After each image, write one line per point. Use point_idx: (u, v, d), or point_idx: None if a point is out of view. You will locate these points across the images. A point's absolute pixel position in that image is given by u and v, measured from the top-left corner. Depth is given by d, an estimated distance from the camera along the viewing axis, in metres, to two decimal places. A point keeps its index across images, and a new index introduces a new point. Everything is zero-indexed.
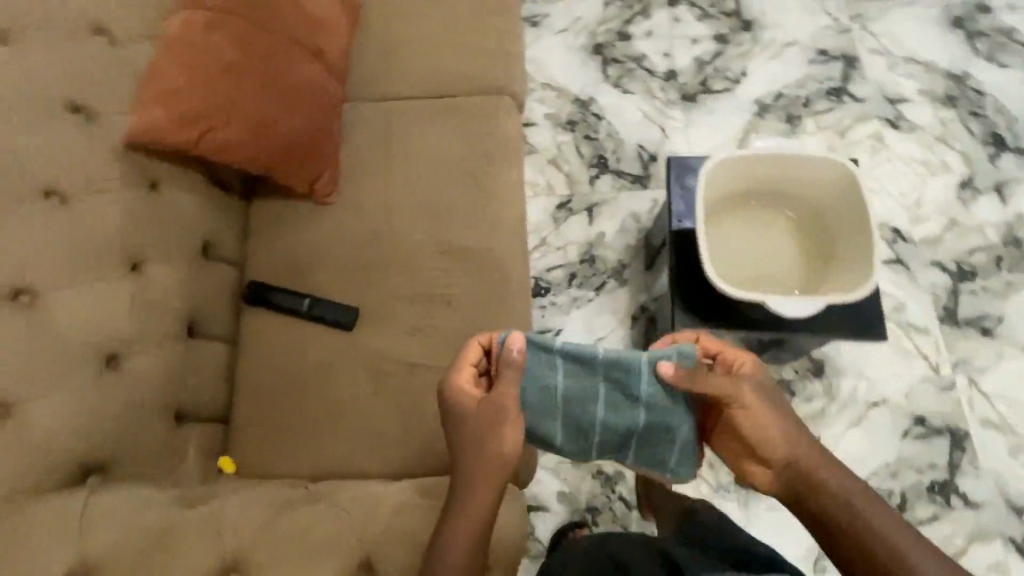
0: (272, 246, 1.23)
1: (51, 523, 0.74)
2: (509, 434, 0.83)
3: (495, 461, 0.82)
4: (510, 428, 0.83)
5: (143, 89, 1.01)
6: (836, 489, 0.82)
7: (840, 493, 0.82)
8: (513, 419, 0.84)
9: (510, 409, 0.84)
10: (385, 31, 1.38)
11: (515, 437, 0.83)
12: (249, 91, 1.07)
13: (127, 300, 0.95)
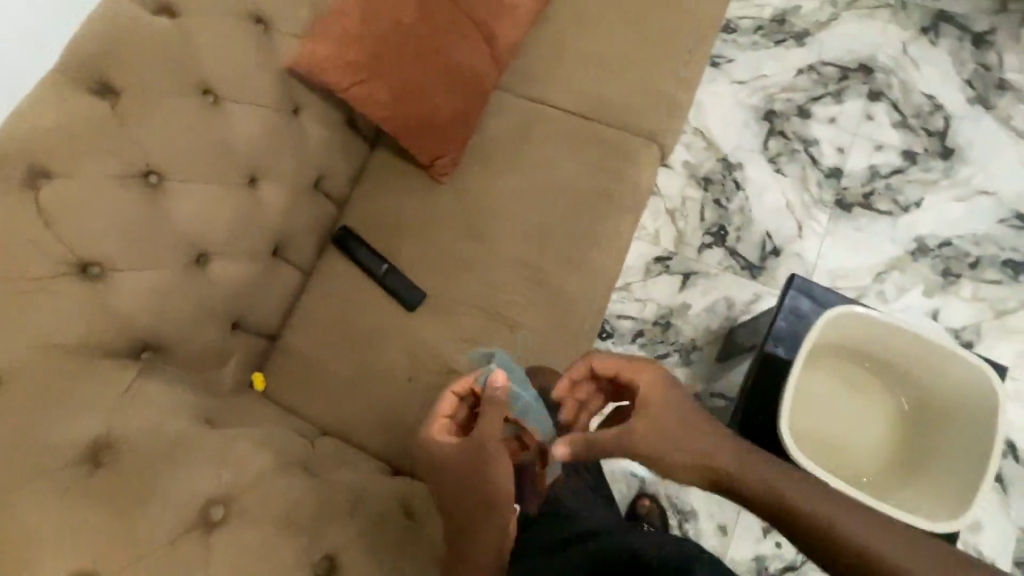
0: (375, 200, 1.26)
1: (97, 389, 0.80)
2: (501, 469, 0.81)
3: (481, 496, 0.81)
4: (495, 464, 0.81)
5: (322, 20, 1.03)
6: (796, 503, 0.67)
7: (863, 529, 0.65)
8: (499, 457, 0.82)
9: (494, 449, 0.82)
10: (563, 34, 1.34)
11: (507, 469, 0.81)
12: (413, 58, 1.08)
13: (234, 210, 1.01)
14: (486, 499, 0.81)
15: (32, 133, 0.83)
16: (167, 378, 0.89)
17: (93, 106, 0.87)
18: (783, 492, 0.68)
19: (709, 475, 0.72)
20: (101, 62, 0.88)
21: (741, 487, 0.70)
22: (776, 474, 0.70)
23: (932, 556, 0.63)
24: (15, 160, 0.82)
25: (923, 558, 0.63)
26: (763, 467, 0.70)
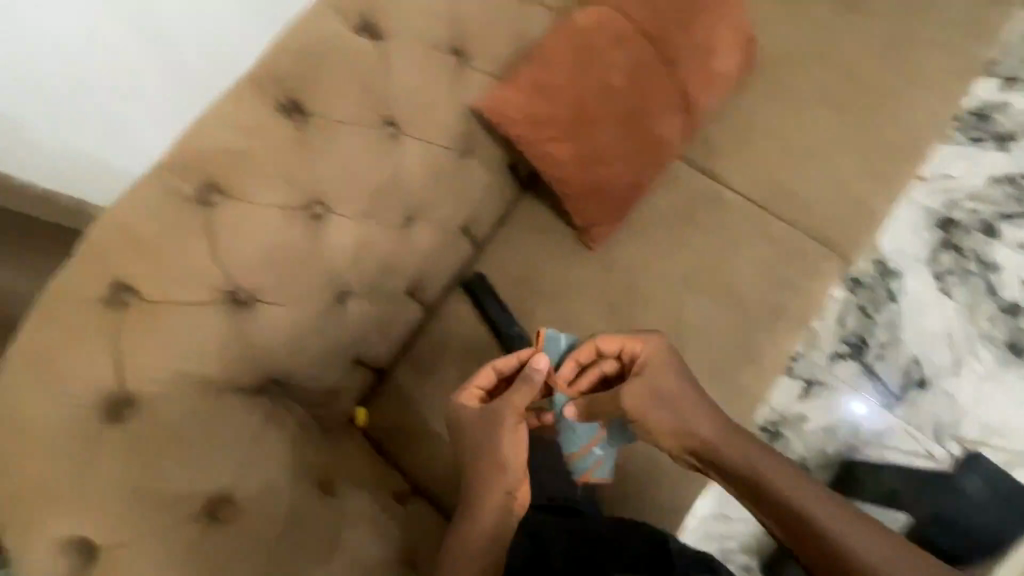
0: (516, 251, 1.17)
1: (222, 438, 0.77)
2: (516, 442, 0.83)
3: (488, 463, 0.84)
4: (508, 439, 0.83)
5: (523, 66, 0.93)
6: (788, 502, 0.74)
7: (797, 499, 0.74)
8: (515, 431, 0.83)
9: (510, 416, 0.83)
10: (759, 111, 1.19)
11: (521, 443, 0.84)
12: (607, 122, 0.97)
13: (385, 252, 0.94)
14: (492, 461, 0.84)
15: (217, 147, 0.79)
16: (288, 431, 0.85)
17: (278, 126, 0.81)
18: (767, 483, 0.75)
19: (692, 445, 0.78)
20: (296, 79, 0.82)
21: (719, 456, 0.77)
22: (776, 470, 0.76)
23: (840, 521, 0.72)
24: (196, 174, 0.79)
25: (844, 525, 0.72)
26: (726, 442, 0.77)
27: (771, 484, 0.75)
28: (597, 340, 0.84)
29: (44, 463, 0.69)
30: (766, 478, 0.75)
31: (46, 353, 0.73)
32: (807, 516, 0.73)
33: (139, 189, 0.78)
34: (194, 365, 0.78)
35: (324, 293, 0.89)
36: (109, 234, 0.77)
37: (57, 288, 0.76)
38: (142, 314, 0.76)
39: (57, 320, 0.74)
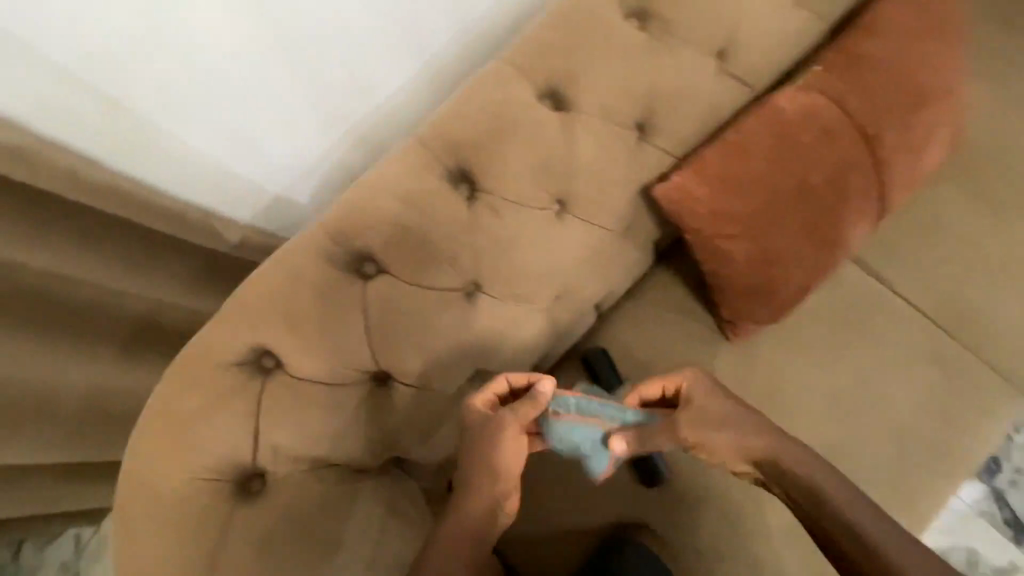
0: (644, 330, 1.07)
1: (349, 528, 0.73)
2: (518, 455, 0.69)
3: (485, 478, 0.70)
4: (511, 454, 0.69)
5: (711, 151, 0.82)
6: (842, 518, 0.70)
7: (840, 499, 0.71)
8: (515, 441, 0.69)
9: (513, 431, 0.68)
10: (939, 214, 1.06)
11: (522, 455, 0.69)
12: (796, 224, 0.84)
13: (523, 333, 0.85)
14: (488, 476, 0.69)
15: (378, 213, 0.72)
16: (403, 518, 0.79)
17: (445, 197, 0.73)
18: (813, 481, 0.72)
19: (757, 454, 0.74)
20: (470, 144, 0.74)
21: (779, 461, 0.73)
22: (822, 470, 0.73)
23: (886, 528, 0.69)
24: (352, 239, 0.72)
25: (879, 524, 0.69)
26: (790, 450, 0.73)
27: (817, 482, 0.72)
28: (640, 388, 0.76)
29: (170, 535, 0.66)
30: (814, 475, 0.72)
31: (181, 419, 0.68)
32: (848, 520, 0.70)
33: (294, 249, 0.72)
34: (325, 444, 0.73)
35: (457, 372, 0.82)
36: (254, 295, 0.70)
37: (197, 346, 0.70)
38: (280, 386, 0.71)
39: (195, 384, 0.69)
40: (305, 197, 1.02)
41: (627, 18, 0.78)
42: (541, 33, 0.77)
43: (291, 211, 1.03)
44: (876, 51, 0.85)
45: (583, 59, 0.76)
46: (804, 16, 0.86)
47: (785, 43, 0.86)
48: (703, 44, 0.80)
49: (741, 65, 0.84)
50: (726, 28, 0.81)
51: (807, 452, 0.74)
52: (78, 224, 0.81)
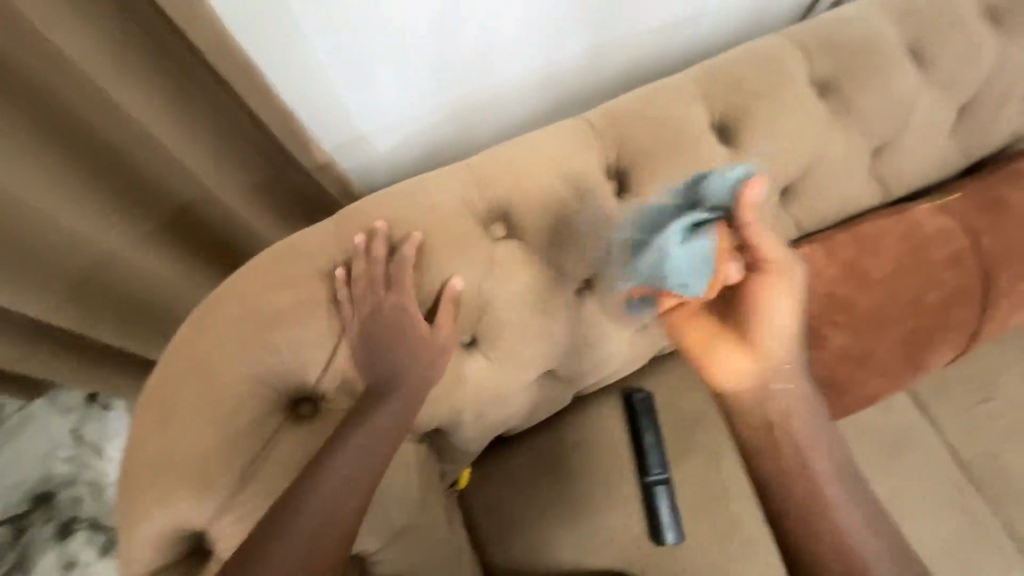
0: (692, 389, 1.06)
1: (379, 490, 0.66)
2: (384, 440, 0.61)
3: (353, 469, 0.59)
4: (377, 437, 0.61)
5: (841, 236, 0.82)
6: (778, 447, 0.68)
7: (775, 440, 0.68)
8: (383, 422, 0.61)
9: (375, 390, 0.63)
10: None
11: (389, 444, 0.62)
12: (894, 332, 0.84)
13: (603, 346, 0.82)
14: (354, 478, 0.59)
15: (529, 179, 0.70)
16: (426, 496, 0.72)
17: (591, 183, 0.71)
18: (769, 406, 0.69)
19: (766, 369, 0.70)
20: (636, 148, 0.73)
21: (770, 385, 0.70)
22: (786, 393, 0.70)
23: (812, 461, 0.67)
24: (494, 194, 0.69)
25: (822, 483, 0.66)
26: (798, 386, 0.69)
27: (772, 424, 0.69)
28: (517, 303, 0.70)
29: (210, 436, 0.60)
30: (763, 416, 0.69)
31: (258, 306, 0.64)
32: (772, 469, 0.68)
33: (425, 181, 0.70)
34: None
35: (531, 364, 0.77)
36: (369, 209, 0.68)
37: (294, 238, 0.67)
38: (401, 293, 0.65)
39: (280, 277, 0.65)
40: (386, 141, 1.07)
41: (811, 85, 0.80)
42: (730, 69, 0.77)
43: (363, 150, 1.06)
44: (1015, 199, 0.87)
45: (766, 108, 0.76)
46: (955, 141, 0.89)
47: (932, 161, 0.89)
48: (868, 135, 0.82)
49: (888, 167, 0.86)
50: (893, 128, 0.83)
51: (792, 390, 0.69)
52: (213, 99, 0.75)
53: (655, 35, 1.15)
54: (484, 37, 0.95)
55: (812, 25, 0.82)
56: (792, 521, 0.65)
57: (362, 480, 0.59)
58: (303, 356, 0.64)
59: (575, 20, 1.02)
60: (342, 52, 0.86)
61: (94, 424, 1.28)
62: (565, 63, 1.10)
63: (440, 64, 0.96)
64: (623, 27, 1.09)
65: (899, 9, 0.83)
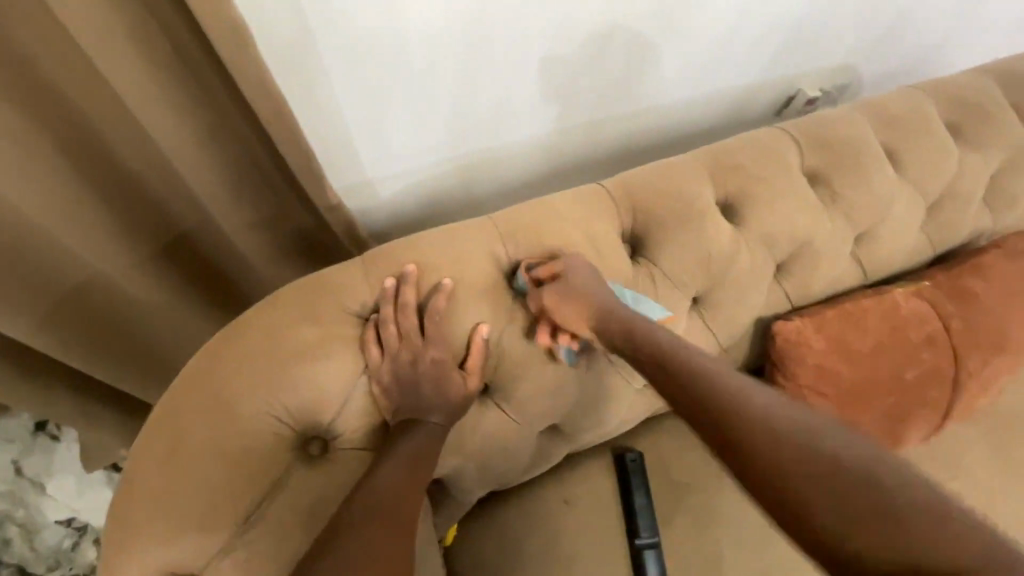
0: (683, 452, 1.07)
1: None
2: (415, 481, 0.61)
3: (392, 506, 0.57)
4: (407, 478, 0.60)
5: (830, 312, 0.88)
6: (681, 363, 0.57)
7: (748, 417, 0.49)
8: (412, 463, 0.61)
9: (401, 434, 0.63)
10: (1002, 442, 1.08)
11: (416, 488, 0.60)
12: (876, 405, 0.89)
13: (606, 404, 0.84)
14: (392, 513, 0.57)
15: (550, 235, 0.73)
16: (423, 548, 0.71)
17: (608, 243, 0.75)
18: (638, 343, 0.62)
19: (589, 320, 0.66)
20: (650, 216, 0.78)
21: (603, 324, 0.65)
22: (639, 325, 0.64)
23: (749, 390, 0.52)
24: (517, 248, 0.72)
25: (770, 402, 0.51)
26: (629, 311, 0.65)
27: (716, 386, 0.53)
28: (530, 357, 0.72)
29: (218, 468, 0.58)
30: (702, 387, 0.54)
31: (276, 340, 0.63)
32: (722, 416, 0.51)
33: (454, 230, 0.72)
34: None
35: (537, 417, 0.78)
36: (397, 253, 0.70)
37: (320, 274, 0.68)
38: (435, 343, 0.66)
39: (304, 310, 0.65)
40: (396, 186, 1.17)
41: (803, 174, 0.88)
42: (733, 154, 0.85)
43: (370, 193, 1.16)
44: (985, 292, 0.94)
45: (764, 189, 0.84)
46: (925, 234, 0.99)
47: (907, 250, 0.98)
48: (852, 222, 0.90)
49: (869, 253, 0.95)
50: (873, 217, 0.91)
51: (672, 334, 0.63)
52: (244, 133, 0.78)
53: (648, 112, 1.29)
54: (501, 98, 1.09)
55: (804, 122, 0.92)
56: (737, 433, 0.49)
57: (394, 503, 0.58)
58: (320, 395, 0.63)
59: (583, 92, 1.16)
60: (377, 96, 0.98)
61: (41, 454, 1.20)
62: (567, 129, 1.23)
63: (455, 120, 1.09)
64: (623, 102, 1.23)
65: (878, 116, 0.94)
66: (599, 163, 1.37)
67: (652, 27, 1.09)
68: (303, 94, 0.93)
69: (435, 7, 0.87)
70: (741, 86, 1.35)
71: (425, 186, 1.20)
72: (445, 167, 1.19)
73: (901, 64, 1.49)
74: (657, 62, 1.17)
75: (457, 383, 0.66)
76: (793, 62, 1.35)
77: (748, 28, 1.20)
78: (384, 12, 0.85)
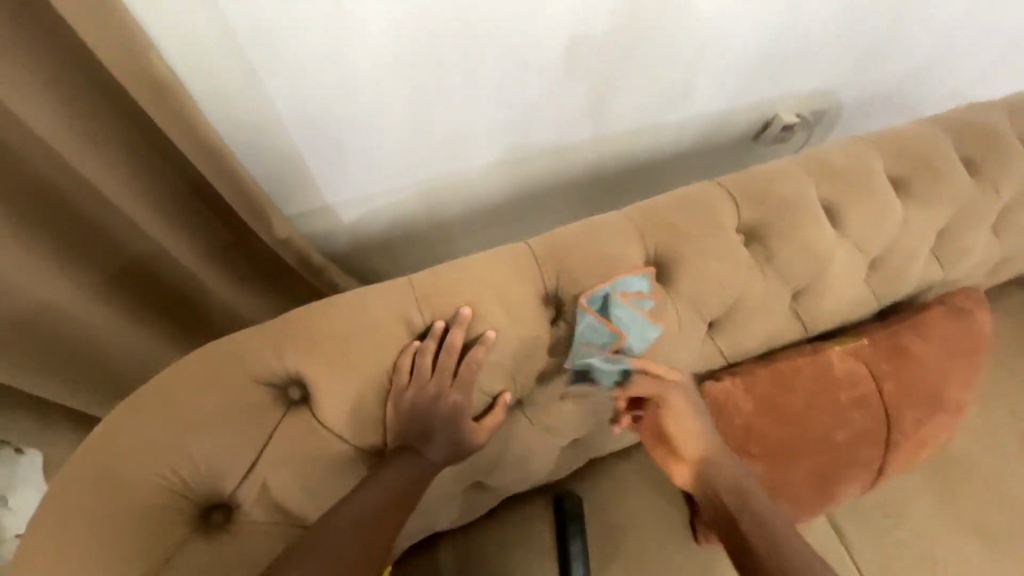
0: (622, 495, 1.08)
1: None
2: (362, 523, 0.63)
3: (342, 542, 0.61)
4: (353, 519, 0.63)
5: (761, 373, 0.89)
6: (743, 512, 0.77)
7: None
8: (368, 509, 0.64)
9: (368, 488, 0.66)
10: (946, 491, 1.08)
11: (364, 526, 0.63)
12: (805, 467, 0.90)
13: (531, 459, 0.86)
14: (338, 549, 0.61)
15: (469, 300, 0.73)
16: None
17: (529, 308, 0.76)
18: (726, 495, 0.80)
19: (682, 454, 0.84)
20: (574, 279, 0.78)
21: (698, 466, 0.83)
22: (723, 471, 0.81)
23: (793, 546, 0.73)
24: (433, 313, 0.72)
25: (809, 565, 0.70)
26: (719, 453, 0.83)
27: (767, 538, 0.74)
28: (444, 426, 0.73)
29: (107, 547, 0.59)
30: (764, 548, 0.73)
31: (179, 408, 0.63)
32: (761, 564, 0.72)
33: (370, 293, 0.72)
34: (303, 504, 0.68)
35: (457, 473, 0.79)
36: (311, 317, 0.70)
37: (232, 339, 0.68)
38: (352, 402, 0.68)
39: (206, 381, 0.65)
40: (352, 214, 1.18)
41: (739, 231, 0.88)
42: (667, 213, 0.85)
43: (327, 219, 1.17)
44: (922, 351, 0.94)
45: (696, 249, 0.83)
46: (867, 288, 0.98)
47: (847, 305, 0.97)
48: (789, 280, 0.90)
49: (807, 307, 0.94)
50: (811, 275, 0.91)
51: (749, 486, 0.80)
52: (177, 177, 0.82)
53: (611, 141, 1.29)
54: (454, 129, 1.07)
55: (746, 177, 0.91)
56: None
57: (365, 531, 0.63)
58: (222, 463, 0.64)
59: (545, 124, 1.16)
60: (327, 129, 0.97)
61: (2, 467, 1.15)
62: (528, 157, 1.23)
63: (407, 151, 1.08)
64: (584, 130, 1.22)
65: (821, 171, 0.93)
66: (565, 185, 1.36)
67: (607, 62, 1.07)
68: (248, 134, 0.93)
69: (383, 47, 0.87)
70: (708, 115, 1.34)
71: (382, 213, 1.21)
72: (407, 193, 1.18)
73: (871, 94, 1.49)
74: (615, 94, 1.16)
75: (466, 430, 0.72)
76: (762, 94, 1.35)
77: (710, 61, 1.18)
78: (329, 53, 0.85)
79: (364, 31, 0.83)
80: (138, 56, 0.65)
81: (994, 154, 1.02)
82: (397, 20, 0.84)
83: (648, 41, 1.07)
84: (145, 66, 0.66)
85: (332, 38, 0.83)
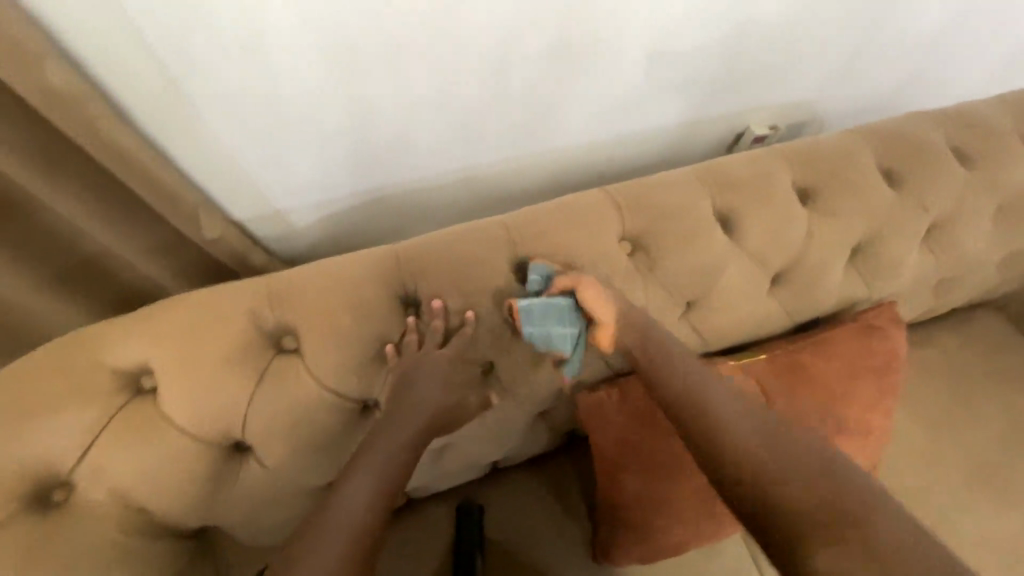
0: (524, 505, 1.07)
1: None
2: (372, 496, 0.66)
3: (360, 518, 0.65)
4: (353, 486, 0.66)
5: (636, 384, 0.91)
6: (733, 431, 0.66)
7: (869, 512, 0.57)
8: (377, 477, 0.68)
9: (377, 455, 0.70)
10: None
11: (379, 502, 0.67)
12: (686, 479, 0.91)
13: None
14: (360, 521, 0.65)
15: (322, 301, 0.75)
16: None
17: (388, 310, 0.77)
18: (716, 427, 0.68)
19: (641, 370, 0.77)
20: (437, 284, 0.78)
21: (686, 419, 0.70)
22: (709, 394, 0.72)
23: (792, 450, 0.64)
24: (287, 312, 0.74)
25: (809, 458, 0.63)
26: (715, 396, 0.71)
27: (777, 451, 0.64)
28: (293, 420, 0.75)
29: None
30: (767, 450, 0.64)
31: (25, 394, 0.66)
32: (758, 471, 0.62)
33: (225, 291, 0.74)
34: (151, 491, 0.71)
35: (320, 467, 0.81)
36: (163, 311, 0.72)
37: (88, 330, 0.71)
38: (202, 394, 0.70)
39: (52, 367, 0.68)
40: (306, 219, 1.09)
41: (621, 241, 0.86)
42: (543, 220, 0.84)
43: (281, 223, 1.08)
44: (819, 369, 0.91)
45: (569, 258, 0.83)
46: (771, 302, 0.95)
47: (746, 319, 0.94)
48: (675, 291, 0.88)
49: (698, 320, 0.92)
50: (700, 287, 0.89)
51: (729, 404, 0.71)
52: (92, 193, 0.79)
53: (567, 153, 1.19)
54: (396, 138, 1.00)
55: (635, 185, 0.89)
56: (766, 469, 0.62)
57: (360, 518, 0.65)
58: (66, 448, 0.67)
59: (488, 137, 1.08)
60: (247, 141, 0.90)
61: None
62: (491, 165, 1.14)
63: (351, 161, 1.01)
64: (540, 141, 1.13)
65: (717, 181, 0.90)
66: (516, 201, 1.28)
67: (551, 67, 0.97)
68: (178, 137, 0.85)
69: (305, 58, 0.81)
70: (667, 127, 1.23)
71: (332, 225, 1.13)
72: (352, 203, 1.10)
73: (855, 104, 1.33)
74: (567, 105, 1.07)
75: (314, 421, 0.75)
76: (726, 103, 1.22)
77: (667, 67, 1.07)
78: (239, 58, 0.77)
79: (280, 40, 0.77)
80: (28, 70, 0.61)
81: (919, 167, 0.97)
82: (315, 24, 0.77)
83: (596, 45, 0.96)
84: (37, 79, 0.62)
85: (253, 36, 0.75)
